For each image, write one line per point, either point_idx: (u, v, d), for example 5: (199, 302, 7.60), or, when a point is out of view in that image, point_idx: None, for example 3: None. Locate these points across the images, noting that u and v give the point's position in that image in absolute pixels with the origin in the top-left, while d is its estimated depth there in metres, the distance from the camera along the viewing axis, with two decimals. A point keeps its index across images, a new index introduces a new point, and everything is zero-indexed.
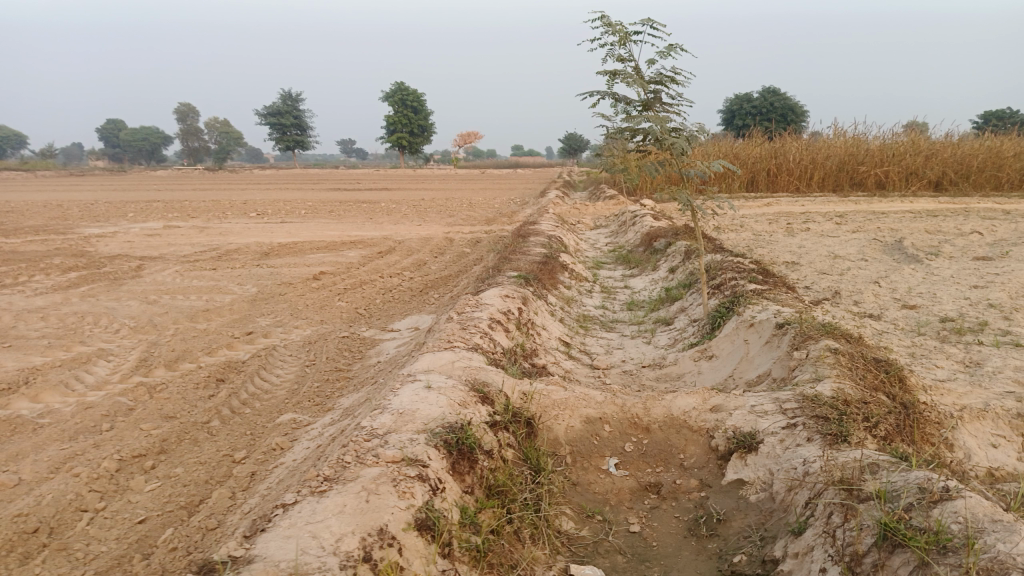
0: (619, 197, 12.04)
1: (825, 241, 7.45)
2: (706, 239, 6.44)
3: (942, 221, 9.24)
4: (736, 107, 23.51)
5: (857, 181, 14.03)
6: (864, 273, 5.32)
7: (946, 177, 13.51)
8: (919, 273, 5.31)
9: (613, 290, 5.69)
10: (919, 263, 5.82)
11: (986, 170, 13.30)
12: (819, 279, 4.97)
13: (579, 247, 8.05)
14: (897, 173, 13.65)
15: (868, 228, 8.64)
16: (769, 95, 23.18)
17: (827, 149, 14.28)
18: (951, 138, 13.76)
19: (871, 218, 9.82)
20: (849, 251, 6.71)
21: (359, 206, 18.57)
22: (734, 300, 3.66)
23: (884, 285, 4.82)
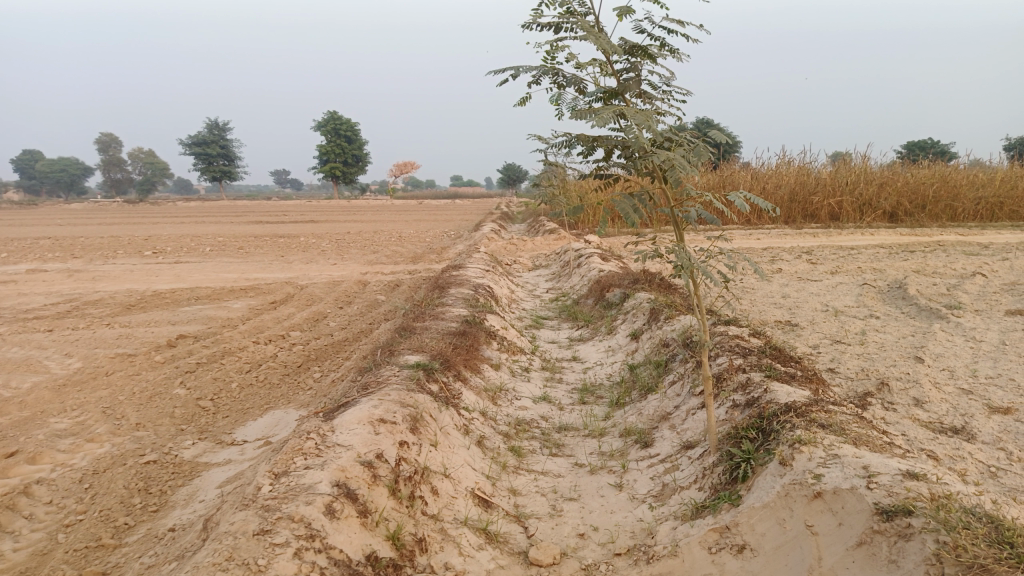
0: (560, 232, 10.68)
1: (807, 287, 6.17)
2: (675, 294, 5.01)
3: (921, 258, 8.13)
4: None
5: (810, 212, 13.04)
6: (889, 341, 3.94)
7: (900, 208, 12.66)
8: (959, 341, 3.96)
9: (557, 366, 4.18)
10: (944, 322, 4.51)
11: (941, 201, 12.52)
12: (841, 355, 3.56)
13: (514, 298, 6.57)
14: (850, 204, 12.75)
15: (846, 267, 7.42)
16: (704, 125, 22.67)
17: (776, 179, 13.29)
18: (902, 166, 12.99)
19: (841, 254, 8.68)
20: (843, 302, 5.39)
21: (275, 241, 16.75)
22: (764, 425, 2.17)
23: (930, 362, 3.43)
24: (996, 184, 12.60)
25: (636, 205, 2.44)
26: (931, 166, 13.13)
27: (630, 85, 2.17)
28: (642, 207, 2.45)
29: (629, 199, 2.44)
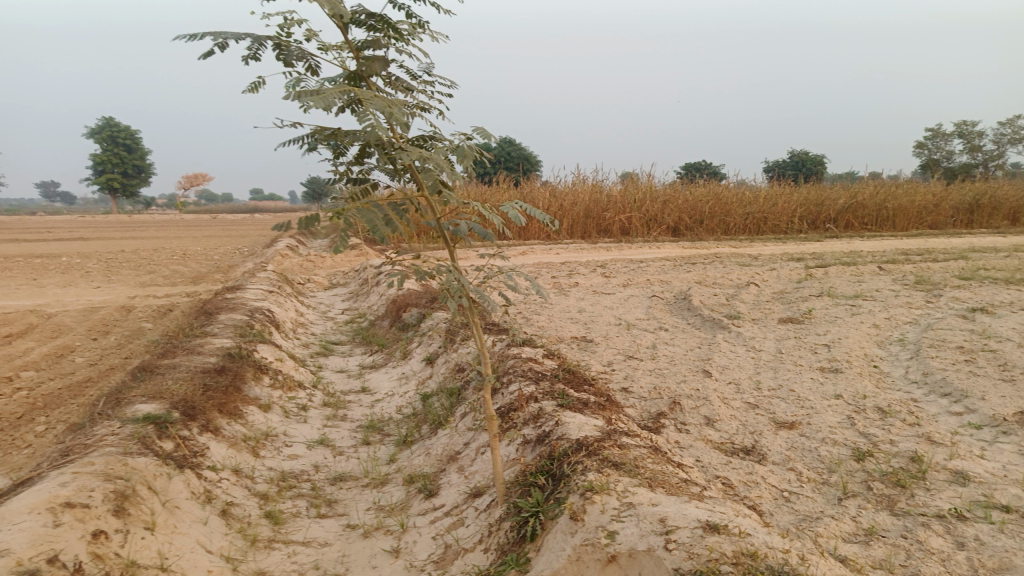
0: (359, 248, 10.14)
1: (603, 300, 6.19)
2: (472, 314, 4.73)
3: (703, 269, 8.59)
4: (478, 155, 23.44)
5: (604, 228, 13.56)
6: (679, 355, 3.91)
7: (682, 222, 13.62)
8: (741, 352, 4.02)
9: (342, 398, 3.71)
10: (727, 332, 4.64)
11: (716, 216, 13.67)
12: (634, 372, 3.44)
13: (303, 320, 5.97)
14: (639, 220, 13.50)
15: (637, 280, 7.61)
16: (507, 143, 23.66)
17: (572, 196, 13.68)
18: (682, 185, 14.05)
19: (633, 267, 9.00)
20: (636, 314, 5.44)
21: (28, 263, 14.51)
22: (554, 469, 1.90)
23: (717, 375, 3.40)
24: (761, 201, 13.92)
25: (388, 217, 2.17)
26: (706, 185, 14.32)
27: (376, 70, 1.83)
28: (395, 219, 2.18)
29: (380, 210, 2.15)
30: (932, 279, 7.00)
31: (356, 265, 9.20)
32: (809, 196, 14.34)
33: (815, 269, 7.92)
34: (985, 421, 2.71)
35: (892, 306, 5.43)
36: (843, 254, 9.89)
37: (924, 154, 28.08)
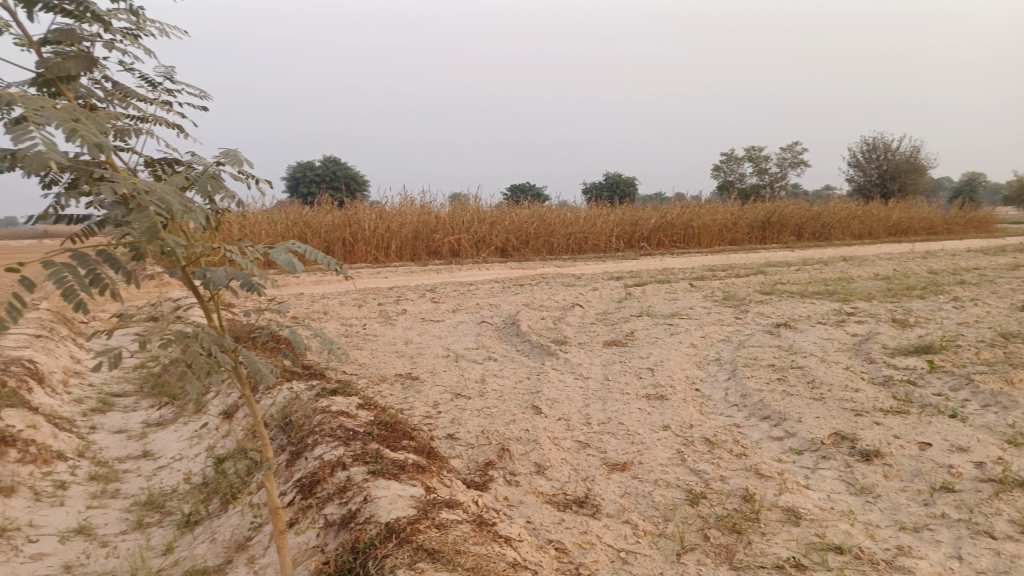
0: (159, 278, 9.11)
1: (428, 326, 5.87)
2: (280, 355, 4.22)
3: (530, 290, 8.54)
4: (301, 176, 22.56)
5: (433, 249, 13.31)
6: (507, 386, 3.67)
7: (510, 243, 13.80)
8: (569, 379, 3.85)
9: (115, 466, 3.11)
10: (555, 358, 4.48)
11: (541, 237, 14.01)
12: (459, 412, 3.14)
13: (80, 367, 5.12)
14: (467, 241, 13.44)
15: (464, 303, 7.34)
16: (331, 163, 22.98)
17: (399, 217, 13.30)
18: (507, 208, 14.29)
19: (461, 289, 8.78)
20: (462, 340, 5.17)
21: None
22: (356, 569, 1.56)
23: (546, 408, 3.18)
24: (581, 222, 14.46)
25: (97, 269, 1.69)
26: (530, 207, 14.67)
27: (69, 71, 1.56)
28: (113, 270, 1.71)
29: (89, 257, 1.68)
30: (739, 294, 7.37)
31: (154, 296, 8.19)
32: (625, 217, 15.07)
33: (635, 287, 8.09)
34: (804, 447, 2.70)
35: (707, 324, 5.57)
36: (658, 271, 10.30)
37: (722, 176, 30.68)
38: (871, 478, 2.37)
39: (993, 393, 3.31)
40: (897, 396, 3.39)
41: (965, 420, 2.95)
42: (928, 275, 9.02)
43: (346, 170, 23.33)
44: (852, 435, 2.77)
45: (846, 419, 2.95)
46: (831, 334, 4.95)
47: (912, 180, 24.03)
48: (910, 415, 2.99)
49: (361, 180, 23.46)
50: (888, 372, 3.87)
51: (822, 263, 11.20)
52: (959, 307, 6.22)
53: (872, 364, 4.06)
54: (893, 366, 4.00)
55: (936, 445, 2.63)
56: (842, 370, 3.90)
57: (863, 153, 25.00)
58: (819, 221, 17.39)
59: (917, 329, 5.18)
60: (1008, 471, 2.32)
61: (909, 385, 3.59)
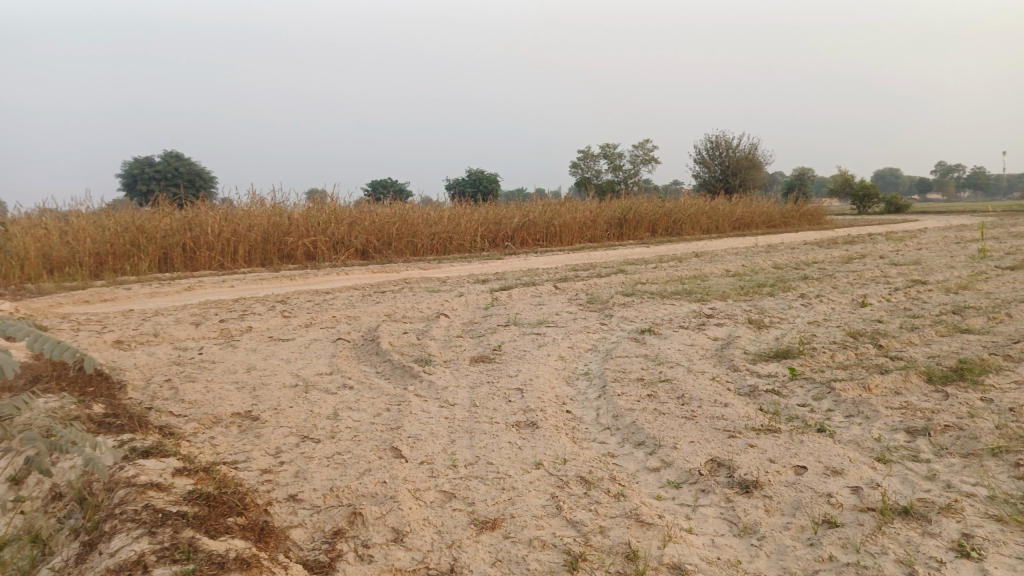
0: None
1: (277, 346, 5.33)
2: (90, 397, 3.59)
3: (390, 296, 8.11)
4: (138, 172, 20.94)
5: (287, 253, 12.51)
6: (361, 421, 3.28)
7: (370, 245, 13.26)
8: (431, 406, 3.51)
9: None
10: (416, 379, 4.12)
11: (403, 238, 13.58)
12: (304, 462, 2.73)
13: None
14: (324, 243, 12.77)
15: (318, 315, 6.78)
16: (172, 160, 21.49)
17: (247, 220, 12.38)
18: (366, 207, 13.75)
19: (316, 298, 8.20)
20: (314, 362, 4.70)
21: None
22: None
23: (406, 449, 2.84)
24: (444, 221, 14.17)
25: None
26: (390, 206, 14.19)
27: None
28: None
29: None
30: (603, 296, 7.32)
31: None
32: (487, 215, 14.93)
33: (500, 291, 7.86)
34: (682, 479, 2.54)
35: (574, 331, 5.39)
36: (522, 272, 10.17)
37: (579, 173, 31.40)
38: (753, 515, 2.23)
39: (853, 403, 3.33)
40: (764, 409, 3.34)
41: (834, 435, 2.91)
42: (775, 270, 9.45)
43: (190, 167, 21.65)
44: (729, 461, 2.64)
45: (720, 441, 2.82)
46: (695, 339, 4.92)
47: (752, 176, 25.67)
48: (782, 434, 2.91)
49: (207, 178, 21.87)
50: (753, 380, 3.84)
51: (676, 259, 11.52)
52: (807, 304, 6.46)
53: (737, 372, 4.02)
54: (756, 373, 3.98)
55: (812, 469, 2.54)
56: (708, 380, 3.83)
57: (708, 151, 26.38)
58: (671, 217, 18.11)
59: (773, 330, 5.27)
60: (885, 498, 2.25)
61: (775, 395, 3.56)
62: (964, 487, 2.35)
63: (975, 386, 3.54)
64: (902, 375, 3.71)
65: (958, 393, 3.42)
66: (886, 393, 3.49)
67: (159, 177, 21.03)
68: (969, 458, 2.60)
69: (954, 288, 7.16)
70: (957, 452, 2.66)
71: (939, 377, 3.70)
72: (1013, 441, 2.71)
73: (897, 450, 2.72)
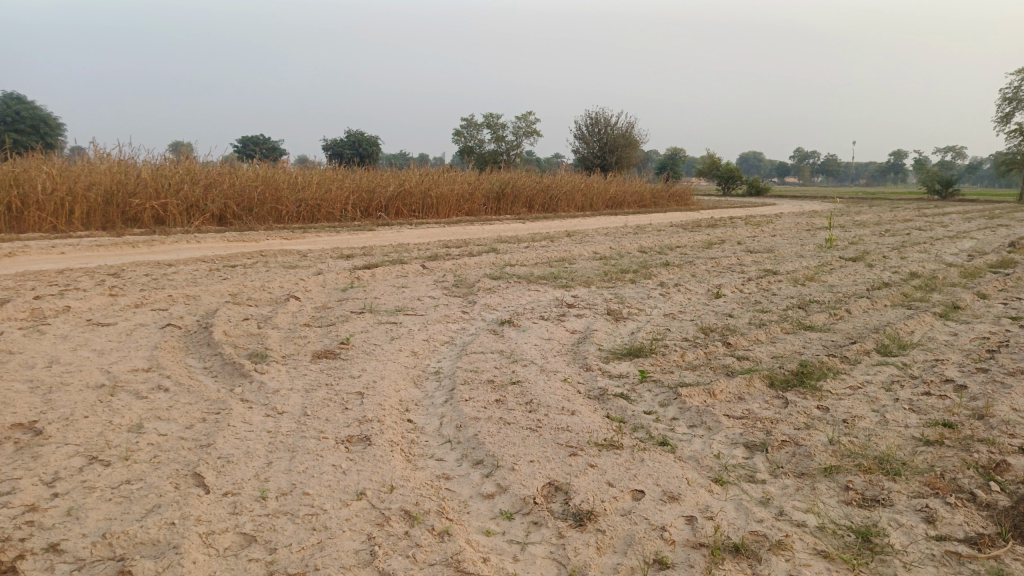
0: None
1: (94, 332, 4.73)
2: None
3: (241, 271, 7.52)
4: None
5: (132, 216, 11.41)
6: (168, 437, 2.87)
7: (228, 210, 12.36)
8: (254, 416, 3.14)
9: None
10: (245, 379, 3.72)
11: (266, 204, 12.76)
12: (81, 494, 2.31)
13: None
14: (176, 207, 11.75)
15: (152, 295, 6.14)
16: (11, 101, 19.36)
17: (86, 177, 11.18)
18: (227, 168, 12.80)
19: (156, 271, 7.48)
20: (133, 355, 4.17)
21: None
22: None
23: (210, 476, 2.48)
24: (313, 187, 13.43)
25: None
26: (254, 169, 13.30)
27: None
28: None
29: None
30: (467, 277, 7.06)
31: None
32: (360, 183, 14.30)
33: (361, 268, 7.43)
34: (516, 508, 2.34)
35: (432, 317, 5.10)
36: (388, 247, 9.75)
37: (461, 140, 30.93)
38: (583, 556, 2.07)
39: (697, 411, 3.27)
40: (611, 417, 3.22)
41: (677, 451, 2.81)
42: (640, 254, 9.57)
43: (32, 111, 19.46)
44: (567, 485, 2.48)
45: (560, 462, 2.66)
46: (551, 330, 4.77)
47: (628, 154, 26.21)
48: (624, 450, 2.79)
49: (53, 124, 19.76)
50: (604, 381, 3.72)
51: (548, 238, 11.47)
52: (665, 294, 6.51)
53: (589, 372, 3.89)
54: (608, 374, 3.86)
55: (649, 494, 2.43)
56: (559, 381, 3.68)
57: (587, 126, 26.62)
58: (548, 192, 18.13)
59: (631, 323, 5.22)
60: (718, 533, 2.16)
61: (623, 400, 3.45)
62: (795, 515, 2.31)
63: (813, 392, 3.59)
64: (747, 378, 3.72)
65: (797, 400, 3.44)
66: (730, 399, 3.47)
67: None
68: (803, 479, 2.58)
69: (803, 279, 7.46)
70: (791, 472, 2.63)
71: (781, 381, 3.73)
72: (842, 460, 2.72)
73: (735, 470, 2.66)
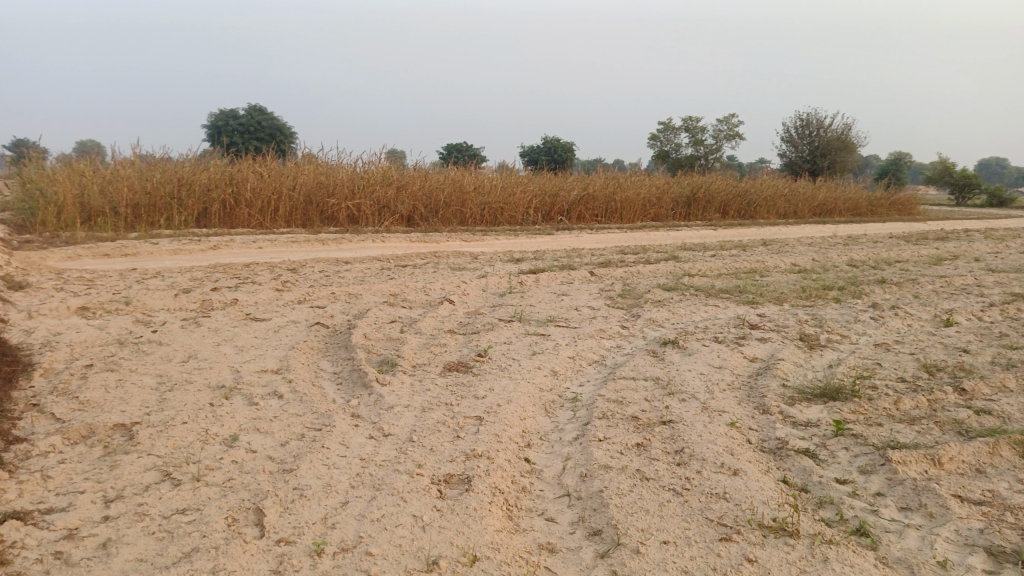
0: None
1: (245, 328, 4.68)
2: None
3: (409, 271, 7.40)
4: (222, 124, 21.03)
5: (328, 215, 11.94)
6: (255, 455, 2.55)
7: (416, 211, 12.58)
8: (354, 438, 2.74)
9: None
10: (365, 391, 3.36)
11: (451, 206, 12.85)
12: (128, 521, 2.01)
13: None
14: (369, 207, 12.13)
15: (316, 291, 6.13)
16: (255, 113, 21.45)
17: (292, 175, 11.83)
18: (420, 169, 13.02)
19: (332, 268, 7.58)
20: (269, 355, 4.00)
21: None
22: None
23: (273, 514, 2.09)
24: (498, 190, 13.32)
25: None
26: (445, 170, 13.44)
27: None
28: None
29: None
30: (638, 287, 6.36)
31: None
32: (545, 186, 14.00)
33: (525, 273, 6.99)
34: None
35: (586, 331, 4.50)
36: (562, 251, 9.27)
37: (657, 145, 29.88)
38: None
39: (914, 488, 2.39)
40: (787, 485, 2.43)
41: (880, 549, 2.00)
42: (847, 269, 8.27)
43: (273, 121, 21.41)
44: None
45: (704, 550, 1.96)
46: (724, 356, 3.97)
47: (842, 158, 23.76)
48: (800, 539, 2.03)
49: (289, 133, 21.63)
50: (783, 430, 2.91)
51: (740, 247, 10.38)
52: (877, 318, 5.38)
53: (767, 416, 3.09)
54: (791, 421, 3.03)
55: None
56: (725, 425, 2.92)
57: (796, 128, 24.50)
58: (746, 198, 16.75)
59: (827, 353, 4.26)
60: None
61: (807, 459, 2.63)
62: None
63: None
64: (989, 444, 2.73)
65: None
66: (964, 473, 2.53)
67: (243, 130, 20.90)
68: None
69: None
70: None
71: None
72: None
73: None
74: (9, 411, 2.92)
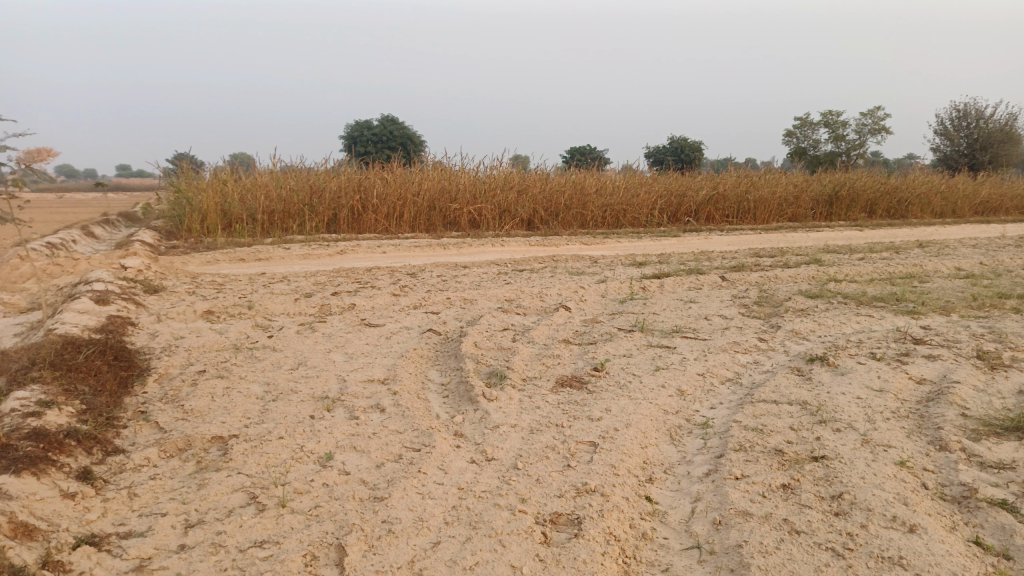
0: (131, 247, 8.07)
1: (359, 334, 4.58)
2: (71, 393, 3.00)
3: (528, 275, 7.15)
4: (357, 135, 21.77)
5: (450, 220, 11.93)
6: (348, 478, 2.34)
7: (537, 215, 12.35)
8: (455, 462, 2.48)
9: None
10: (472, 407, 3.09)
11: (572, 209, 12.52)
12: (202, 556, 1.86)
13: None
14: (490, 211, 12.02)
15: (433, 296, 5.99)
16: (388, 123, 22.04)
17: (416, 180, 11.90)
18: (542, 171, 12.77)
19: (451, 272, 7.47)
20: (377, 363, 3.85)
21: None
22: None
23: (355, 553, 1.86)
24: (621, 192, 12.86)
25: None
26: (567, 171, 13.12)
27: None
28: None
29: None
30: (776, 294, 5.77)
31: (94, 259, 7.04)
32: (671, 186, 13.37)
33: (650, 278, 6.55)
34: None
35: (717, 344, 4.05)
36: (690, 254, 8.70)
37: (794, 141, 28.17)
38: None
39: None
40: (982, 550, 1.93)
41: None
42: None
43: (404, 130, 21.92)
44: None
45: None
46: (885, 377, 3.40)
47: (1008, 150, 21.36)
48: None
49: (419, 142, 22.10)
50: (969, 474, 2.37)
51: (891, 249, 9.38)
52: None
53: (945, 454, 2.54)
54: (978, 462, 2.47)
55: None
56: (893, 464, 2.42)
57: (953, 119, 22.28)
58: (896, 196, 15.30)
59: (1014, 375, 3.57)
60: None
61: (1005, 516, 2.09)
62: None
63: None
64: None
65: None
66: None
67: (376, 140, 21.54)
68: None
69: None
70: None
71: None
72: None
73: None
74: (118, 419, 2.90)
